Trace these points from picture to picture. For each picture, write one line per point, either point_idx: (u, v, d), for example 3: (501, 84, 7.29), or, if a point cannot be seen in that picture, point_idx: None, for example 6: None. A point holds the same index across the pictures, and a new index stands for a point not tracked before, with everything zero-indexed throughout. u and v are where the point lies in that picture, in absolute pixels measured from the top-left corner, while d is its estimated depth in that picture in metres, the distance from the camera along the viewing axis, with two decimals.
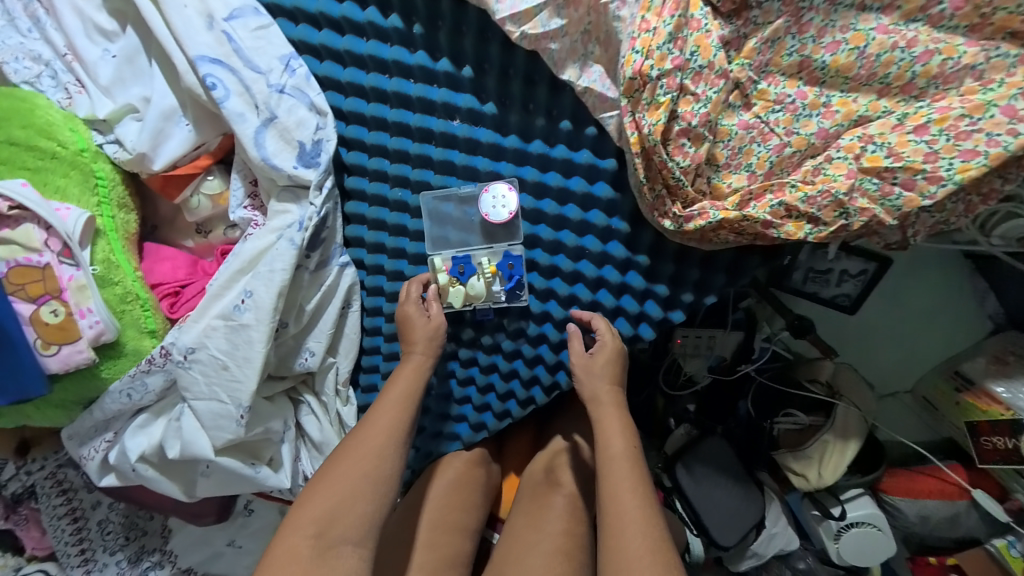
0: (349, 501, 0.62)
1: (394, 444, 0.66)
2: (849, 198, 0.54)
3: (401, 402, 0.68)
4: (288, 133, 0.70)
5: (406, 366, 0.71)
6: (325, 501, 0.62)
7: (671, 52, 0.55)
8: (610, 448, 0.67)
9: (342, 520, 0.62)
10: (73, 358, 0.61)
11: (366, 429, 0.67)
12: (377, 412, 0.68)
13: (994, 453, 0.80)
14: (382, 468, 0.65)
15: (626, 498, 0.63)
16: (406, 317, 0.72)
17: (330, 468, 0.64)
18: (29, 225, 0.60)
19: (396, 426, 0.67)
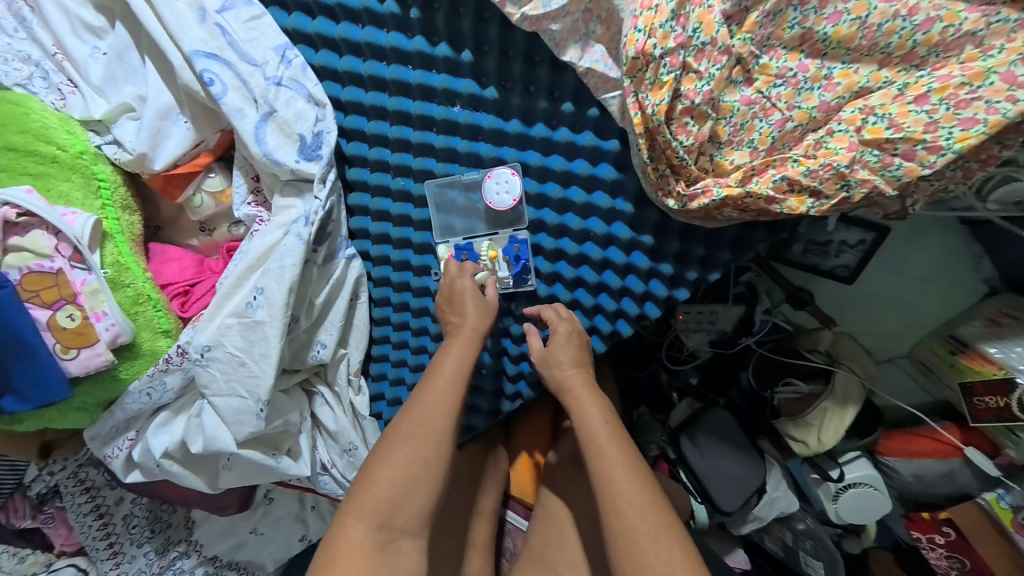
0: (405, 495, 0.61)
1: (448, 428, 0.64)
2: (850, 170, 0.55)
3: (450, 381, 0.66)
4: (288, 127, 0.69)
5: (450, 346, 0.68)
6: (382, 493, 0.60)
7: (674, 29, 0.54)
8: (590, 432, 0.65)
9: (403, 511, 0.61)
10: (92, 362, 0.62)
11: (416, 420, 0.63)
12: (424, 395, 0.65)
13: (987, 412, 0.84)
14: (438, 453, 0.63)
15: (613, 472, 0.62)
16: (459, 291, 0.70)
17: (380, 461, 0.62)
18: (38, 232, 0.61)
19: (451, 405, 0.65)
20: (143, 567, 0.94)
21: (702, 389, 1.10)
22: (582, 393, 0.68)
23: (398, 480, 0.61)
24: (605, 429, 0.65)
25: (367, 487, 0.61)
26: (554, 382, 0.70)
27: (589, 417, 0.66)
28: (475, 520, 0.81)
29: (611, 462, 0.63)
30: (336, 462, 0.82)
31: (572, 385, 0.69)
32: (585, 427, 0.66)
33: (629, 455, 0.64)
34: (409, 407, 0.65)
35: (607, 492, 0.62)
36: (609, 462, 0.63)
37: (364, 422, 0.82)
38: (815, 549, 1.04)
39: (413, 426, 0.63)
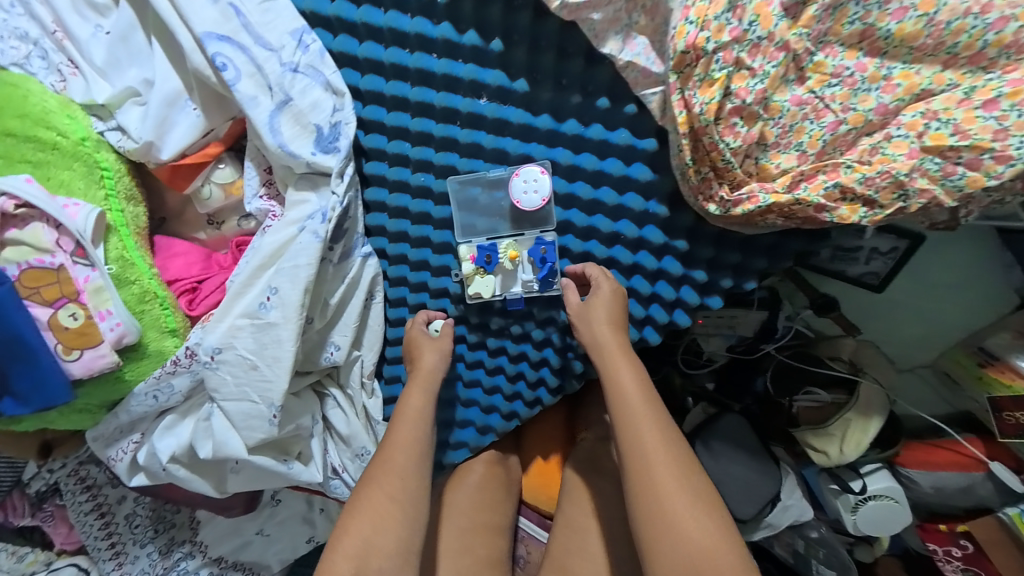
0: (376, 534, 0.61)
1: (413, 464, 0.65)
2: (909, 178, 0.52)
3: (417, 415, 0.68)
4: (303, 117, 0.66)
5: (413, 385, 0.71)
6: (357, 535, 0.61)
7: (730, 21, 0.52)
8: (622, 391, 0.64)
9: (375, 555, 0.60)
10: (96, 363, 0.59)
11: (381, 460, 0.65)
12: (393, 431, 0.67)
13: (1015, 428, 0.82)
14: (405, 487, 0.64)
15: (649, 438, 0.62)
16: (416, 345, 0.73)
17: (357, 500, 0.63)
18: (38, 225, 0.57)
19: (416, 438, 0.67)
20: (146, 567, 0.92)
21: (717, 394, 1.07)
22: (641, 407, 0.64)
23: (372, 518, 0.62)
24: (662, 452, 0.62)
25: (340, 537, 0.61)
26: (608, 388, 0.65)
27: (644, 436, 0.63)
28: (488, 539, 0.80)
29: (663, 490, 0.60)
30: (348, 466, 0.79)
31: (627, 397, 0.64)
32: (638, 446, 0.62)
33: (686, 486, 0.61)
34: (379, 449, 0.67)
35: (654, 520, 0.59)
36: (663, 489, 0.60)
37: (378, 426, 0.80)
38: (827, 557, 1.01)
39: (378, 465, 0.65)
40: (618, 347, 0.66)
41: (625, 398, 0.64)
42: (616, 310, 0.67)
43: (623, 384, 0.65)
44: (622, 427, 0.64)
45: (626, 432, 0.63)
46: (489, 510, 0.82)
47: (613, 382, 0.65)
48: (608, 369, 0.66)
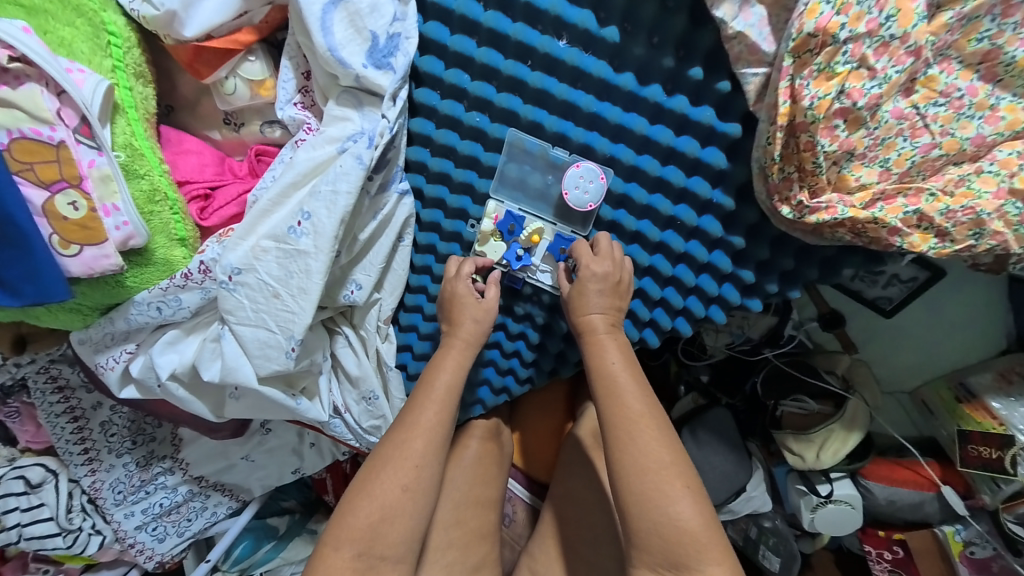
0: (386, 521, 0.61)
1: (430, 450, 0.63)
2: (989, 218, 0.51)
3: (441, 398, 0.65)
4: (359, 20, 0.57)
5: (444, 362, 0.66)
6: (364, 519, 0.60)
7: (870, 11, 0.47)
8: (614, 378, 0.63)
9: (384, 537, 0.61)
10: (98, 264, 0.52)
11: (399, 442, 0.63)
12: (414, 413, 0.64)
13: (977, 459, 0.90)
14: (420, 477, 0.62)
15: (640, 427, 0.60)
16: (457, 302, 0.67)
17: (365, 483, 0.62)
18: (35, 86, 0.48)
19: (438, 423, 0.64)
20: (122, 477, 0.88)
21: (710, 387, 1.10)
22: (632, 402, 0.61)
23: (381, 504, 0.61)
24: (653, 449, 0.60)
25: (347, 515, 0.61)
26: (598, 384, 0.63)
27: (638, 431, 0.60)
28: (479, 510, 0.80)
29: (652, 485, 0.59)
30: (351, 407, 0.76)
31: (620, 396, 0.62)
32: (626, 444, 0.60)
33: (674, 484, 0.59)
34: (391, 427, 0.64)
35: (638, 512, 0.59)
36: (650, 484, 0.59)
37: (389, 373, 0.76)
38: (775, 545, 1.10)
39: (394, 447, 0.63)
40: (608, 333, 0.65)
41: (617, 397, 0.62)
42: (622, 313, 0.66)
43: (618, 380, 0.62)
44: (611, 424, 0.61)
45: (615, 431, 0.61)
46: (484, 483, 0.82)
47: (606, 375, 0.63)
48: (603, 364, 0.63)
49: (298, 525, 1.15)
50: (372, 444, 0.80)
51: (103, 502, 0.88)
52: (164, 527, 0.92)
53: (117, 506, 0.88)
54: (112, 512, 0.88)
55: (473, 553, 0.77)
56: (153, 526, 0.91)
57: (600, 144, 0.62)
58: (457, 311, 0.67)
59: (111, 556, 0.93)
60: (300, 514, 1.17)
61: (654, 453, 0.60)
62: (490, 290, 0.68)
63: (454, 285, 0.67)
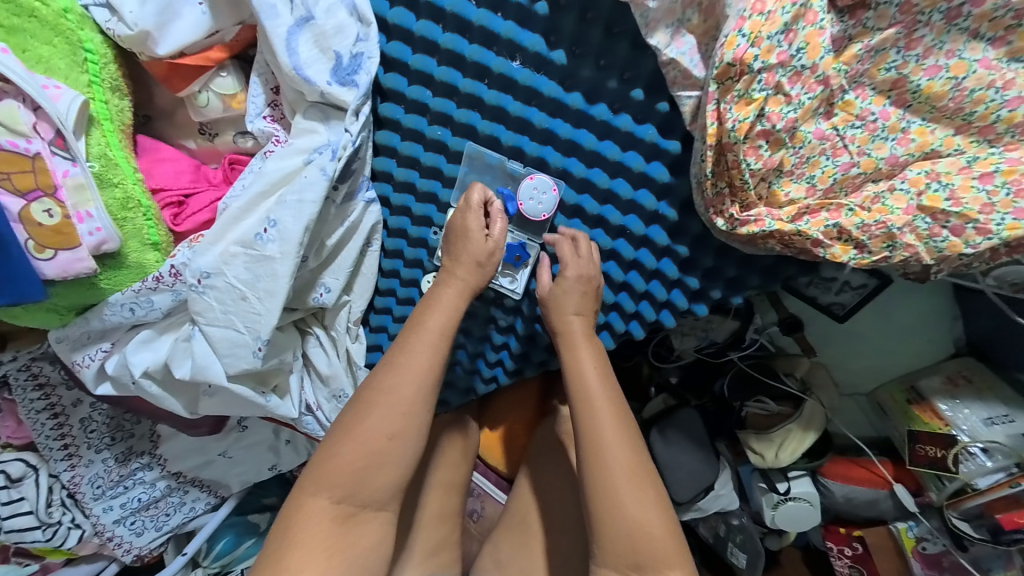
0: (369, 469, 0.64)
1: (421, 395, 0.66)
2: (900, 232, 0.56)
3: (432, 347, 0.66)
4: (324, 40, 0.61)
5: (436, 303, 0.68)
6: (350, 463, 0.63)
7: (781, 43, 0.51)
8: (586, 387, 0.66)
9: (367, 484, 0.64)
10: (72, 267, 0.55)
11: (388, 387, 0.65)
12: (405, 357, 0.66)
13: (924, 459, 0.94)
14: (408, 425, 0.65)
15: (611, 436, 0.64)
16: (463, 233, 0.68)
17: (350, 429, 0.64)
18: (12, 103, 0.51)
19: (429, 369, 0.66)
20: (102, 472, 0.91)
21: (679, 388, 1.14)
22: (603, 407, 0.65)
23: (365, 449, 0.63)
24: (622, 455, 0.64)
25: (328, 459, 0.63)
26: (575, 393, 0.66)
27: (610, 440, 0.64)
28: (443, 496, 0.84)
29: (617, 488, 0.63)
30: (323, 404, 0.80)
31: (593, 407, 0.65)
32: (594, 445, 0.64)
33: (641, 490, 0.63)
34: (380, 370, 0.66)
35: (600, 513, 0.63)
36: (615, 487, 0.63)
37: (359, 372, 0.79)
38: (743, 543, 1.13)
39: (383, 391, 0.64)
40: (585, 342, 0.68)
41: (589, 400, 0.65)
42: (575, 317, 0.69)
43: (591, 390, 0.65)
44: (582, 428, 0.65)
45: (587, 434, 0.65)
46: (450, 467, 0.86)
47: (580, 376, 0.66)
48: (577, 366, 0.67)
49: (278, 522, 1.19)
50: None
51: (82, 496, 0.90)
52: (142, 522, 0.95)
53: (96, 500, 0.91)
54: (91, 506, 0.91)
55: (432, 535, 0.81)
56: (131, 520, 0.94)
57: (554, 158, 0.67)
58: (461, 246, 0.68)
59: (92, 548, 0.96)
60: (281, 512, 1.20)
61: (621, 458, 0.64)
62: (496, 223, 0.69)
63: (465, 216, 0.68)
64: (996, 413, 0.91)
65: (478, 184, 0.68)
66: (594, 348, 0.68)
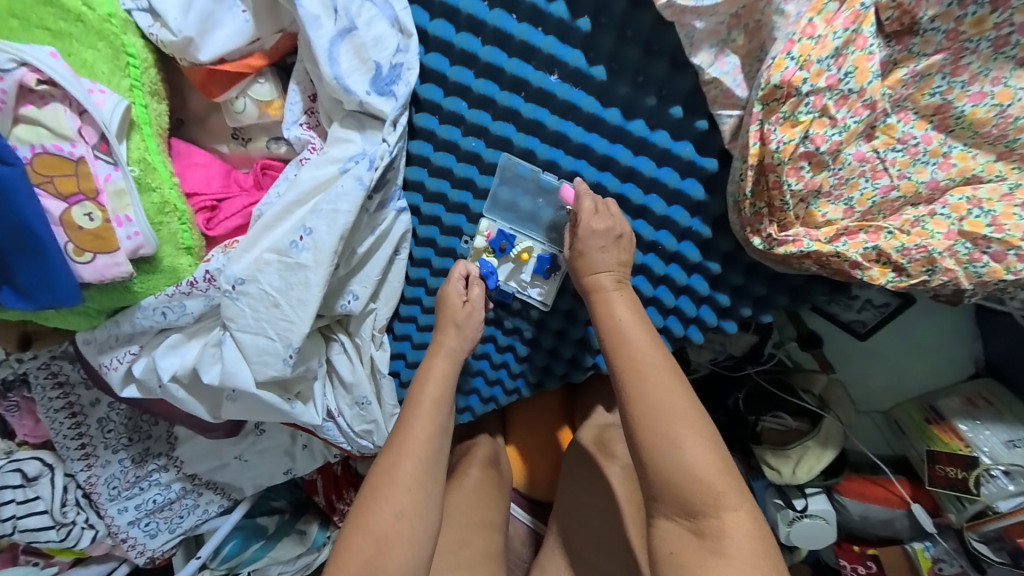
0: (383, 552, 0.61)
1: (422, 468, 0.66)
2: (940, 257, 0.56)
3: (429, 413, 0.68)
4: (364, 51, 0.61)
5: (428, 376, 0.70)
6: (363, 550, 0.60)
7: (829, 67, 0.51)
8: (637, 359, 0.59)
9: (383, 571, 0.60)
10: (109, 271, 0.55)
11: (389, 464, 0.65)
12: (403, 434, 0.67)
13: (944, 479, 0.94)
14: (414, 501, 0.64)
15: (668, 410, 0.57)
16: (447, 303, 0.71)
17: (359, 517, 0.63)
18: (59, 107, 0.51)
19: (428, 439, 0.67)
20: (117, 473, 0.91)
21: None
22: (665, 398, 0.57)
23: (375, 535, 0.61)
24: (691, 459, 0.55)
25: (341, 555, 0.61)
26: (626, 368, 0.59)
27: (666, 420, 0.56)
28: (485, 532, 0.80)
29: (681, 490, 0.54)
30: (344, 411, 0.79)
31: (648, 383, 0.58)
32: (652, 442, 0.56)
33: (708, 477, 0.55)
34: (384, 452, 0.67)
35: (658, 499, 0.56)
36: (683, 494, 0.55)
37: (382, 380, 0.80)
38: None
39: (385, 469, 0.65)
40: None
41: (648, 391, 0.58)
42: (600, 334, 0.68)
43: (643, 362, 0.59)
44: (634, 420, 0.58)
45: (641, 430, 0.57)
46: (485, 505, 0.83)
47: (636, 366, 0.59)
48: (629, 351, 0.60)
49: (287, 525, 1.19)
50: (363, 447, 0.83)
51: (97, 497, 0.90)
52: (156, 524, 0.94)
53: (111, 501, 0.90)
54: (105, 507, 0.90)
55: (480, 574, 0.75)
56: (145, 522, 0.93)
57: (588, 172, 0.66)
58: (444, 312, 0.72)
59: (102, 550, 0.95)
60: (290, 514, 1.20)
61: (686, 457, 0.55)
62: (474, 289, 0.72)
63: (445, 286, 0.72)
64: (1016, 435, 0.91)
65: (460, 262, 0.72)
66: (648, 336, 0.61)
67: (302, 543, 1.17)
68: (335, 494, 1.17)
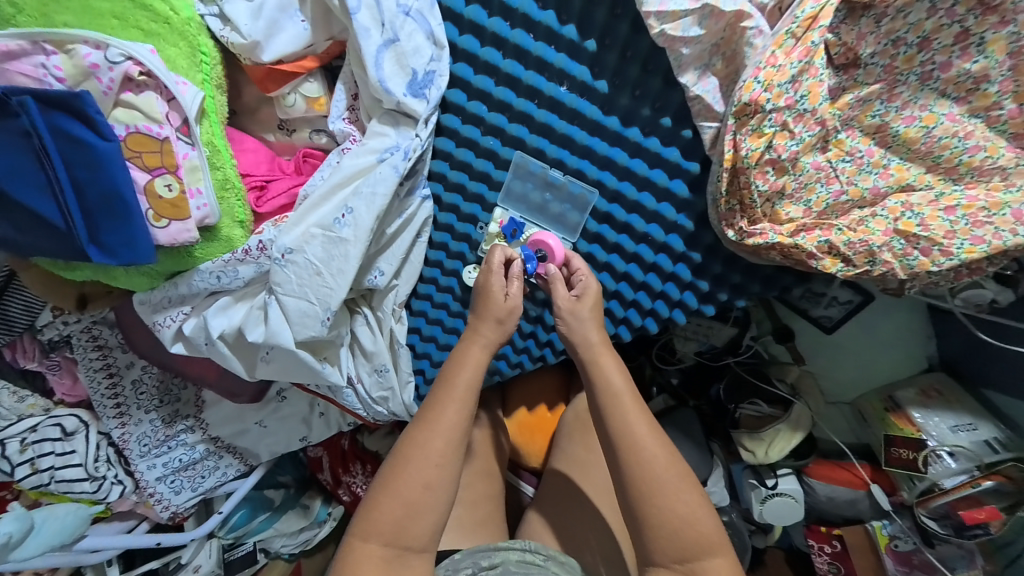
0: (410, 516, 0.70)
1: (450, 449, 0.72)
2: (880, 250, 0.67)
3: (458, 400, 0.73)
4: (404, 58, 0.72)
5: (461, 366, 0.75)
6: (391, 514, 0.70)
7: (789, 91, 0.63)
8: (614, 385, 0.73)
9: (409, 532, 0.71)
10: (180, 236, 0.65)
11: (421, 443, 0.72)
12: (434, 418, 0.73)
13: (899, 461, 1.04)
14: (440, 476, 0.71)
15: (646, 432, 0.71)
16: (485, 292, 0.76)
17: (389, 482, 0.71)
18: (152, 95, 0.61)
19: (455, 424, 0.73)
20: (148, 432, 0.98)
21: (678, 389, 1.25)
22: (658, 462, 0.70)
23: (404, 501, 0.70)
24: (688, 508, 0.69)
25: (373, 512, 0.70)
26: (609, 397, 0.73)
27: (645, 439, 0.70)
28: (486, 479, 0.95)
29: (678, 538, 0.69)
30: (364, 378, 0.88)
31: (630, 410, 0.72)
32: (655, 501, 0.69)
33: (681, 487, 0.69)
34: (414, 428, 0.73)
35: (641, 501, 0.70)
36: (681, 543, 0.69)
37: (400, 350, 0.88)
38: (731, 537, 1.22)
39: (417, 447, 0.72)
40: (605, 347, 0.76)
41: (646, 454, 0.70)
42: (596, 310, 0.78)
43: (621, 389, 0.73)
44: (631, 483, 0.70)
45: (639, 490, 0.69)
46: (486, 458, 0.97)
47: (632, 445, 0.70)
48: (625, 426, 0.71)
49: (292, 499, 1.26)
50: (378, 413, 0.92)
51: (129, 453, 0.97)
52: (180, 482, 1.01)
53: (142, 457, 0.98)
54: (136, 463, 0.98)
55: (479, 510, 0.93)
56: (171, 479, 1.01)
57: (590, 171, 0.77)
58: (484, 305, 0.76)
59: (127, 506, 1.02)
60: (295, 490, 1.28)
61: (681, 511, 0.69)
62: (514, 284, 0.77)
63: (489, 278, 0.77)
64: (961, 421, 1.03)
65: (499, 247, 0.79)
66: (637, 406, 0.73)
67: (305, 517, 1.25)
68: (340, 469, 1.24)
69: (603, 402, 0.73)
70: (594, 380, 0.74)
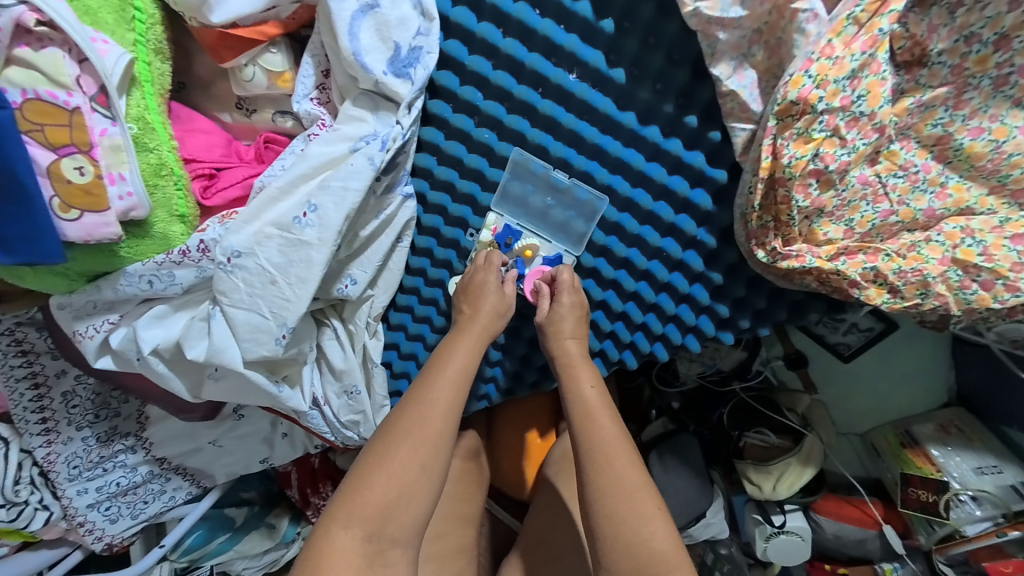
0: (402, 498, 0.59)
1: (449, 427, 0.63)
2: (934, 281, 0.58)
3: (455, 379, 0.64)
4: (386, 30, 0.61)
5: (457, 347, 0.66)
6: (380, 495, 0.58)
7: (844, 88, 0.53)
8: (580, 395, 0.64)
9: (396, 519, 0.59)
10: (97, 231, 0.52)
11: (416, 416, 0.62)
12: (430, 390, 0.63)
13: (915, 502, 0.95)
14: (437, 455, 0.61)
15: (616, 450, 0.61)
16: (480, 288, 0.68)
17: (382, 454, 0.60)
18: (58, 52, 0.49)
19: (452, 404, 0.63)
20: (80, 452, 0.85)
21: (680, 413, 1.12)
22: (619, 470, 0.60)
23: (395, 481, 0.59)
24: (651, 532, 0.57)
25: (361, 489, 0.58)
26: (575, 409, 0.64)
27: (615, 455, 0.60)
28: (458, 527, 0.82)
29: (637, 561, 0.57)
30: (332, 400, 0.76)
31: (598, 424, 0.62)
32: (618, 522, 0.58)
33: (647, 505, 0.59)
34: (408, 400, 0.63)
35: (602, 528, 0.59)
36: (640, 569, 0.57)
37: (374, 370, 0.77)
38: (730, 573, 1.10)
39: (414, 419, 0.61)
40: (581, 360, 0.67)
41: (603, 456, 0.60)
42: (580, 322, 0.68)
43: (590, 402, 0.64)
44: (590, 489, 0.60)
45: (595, 497, 0.59)
46: (463, 499, 0.84)
47: (594, 449, 0.61)
48: (590, 438, 0.62)
49: (256, 518, 1.14)
50: (348, 439, 0.80)
51: (55, 476, 0.84)
52: (117, 508, 0.89)
53: (70, 481, 0.85)
54: (64, 488, 0.85)
55: (451, 567, 0.78)
56: (106, 505, 0.88)
57: (600, 174, 0.67)
58: (479, 299, 0.68)
59: (55, 534, 0.89)
60: (260, 507, 1.15)
61: (637, 527, 0.58)
62: (509, 286, 0.70)
63: (484, 274, 0.69)
64: (985, 462, 0.95)
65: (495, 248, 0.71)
66: (609, 413, 0.64)
67: (270, 537, 1.12)
68: (310, 488, 1.12)
69: (569, 417, 0.64)
70: (563, 384, 0.66)
